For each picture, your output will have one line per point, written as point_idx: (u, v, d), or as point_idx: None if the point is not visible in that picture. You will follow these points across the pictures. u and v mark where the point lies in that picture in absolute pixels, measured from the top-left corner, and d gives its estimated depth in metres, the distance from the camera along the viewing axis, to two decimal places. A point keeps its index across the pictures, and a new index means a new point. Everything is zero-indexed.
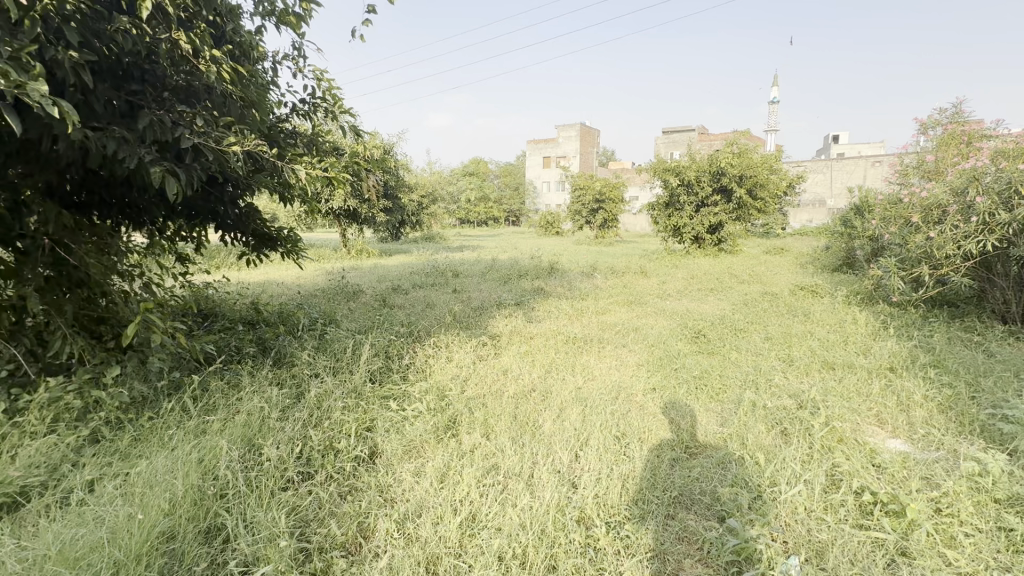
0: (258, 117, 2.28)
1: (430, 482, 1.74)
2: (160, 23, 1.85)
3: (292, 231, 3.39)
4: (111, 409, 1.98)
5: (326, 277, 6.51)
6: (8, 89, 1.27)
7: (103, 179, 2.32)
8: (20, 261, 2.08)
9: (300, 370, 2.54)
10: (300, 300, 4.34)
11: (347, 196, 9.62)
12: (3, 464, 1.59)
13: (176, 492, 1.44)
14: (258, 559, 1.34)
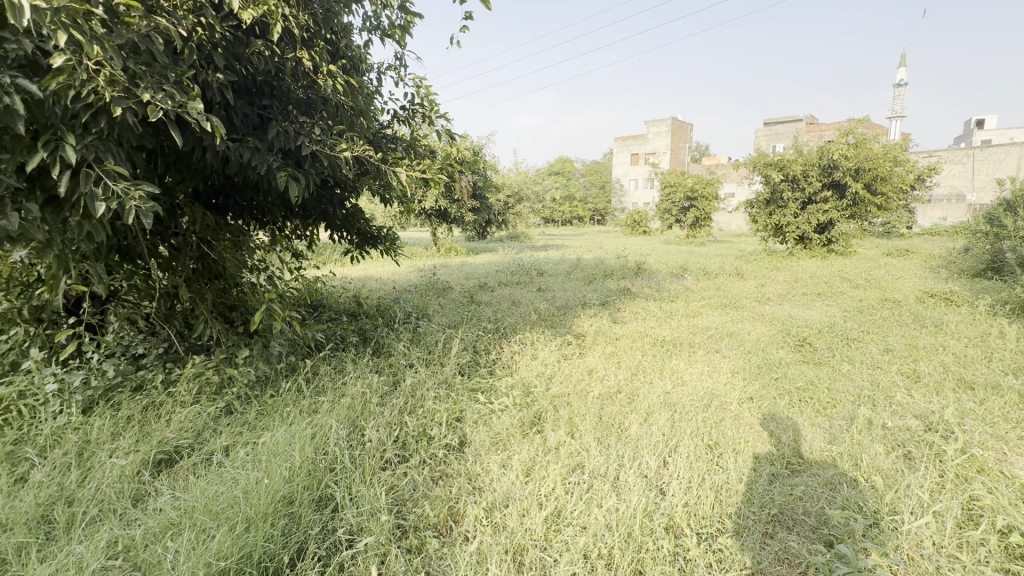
0: (365, 125, 2.48)
1: (516, 475, 1.78)
2: (288, 44, 2.07)
3: (391, 230, 3.63)
4: (241, 385, 2.26)
5: (419, 274, 6.87)
6: (174, 109, 1.49)
7: (237, 184, 2.65)
8: (175, 255, 2.45)
9: (397, 359, 2.72)
10: (396, 295, 4.63)
11: (438, 197, 10.07)
12: (162, 426, 1.89)
13: (295, 462, 1.62)
14: (361, 530, 1.46)
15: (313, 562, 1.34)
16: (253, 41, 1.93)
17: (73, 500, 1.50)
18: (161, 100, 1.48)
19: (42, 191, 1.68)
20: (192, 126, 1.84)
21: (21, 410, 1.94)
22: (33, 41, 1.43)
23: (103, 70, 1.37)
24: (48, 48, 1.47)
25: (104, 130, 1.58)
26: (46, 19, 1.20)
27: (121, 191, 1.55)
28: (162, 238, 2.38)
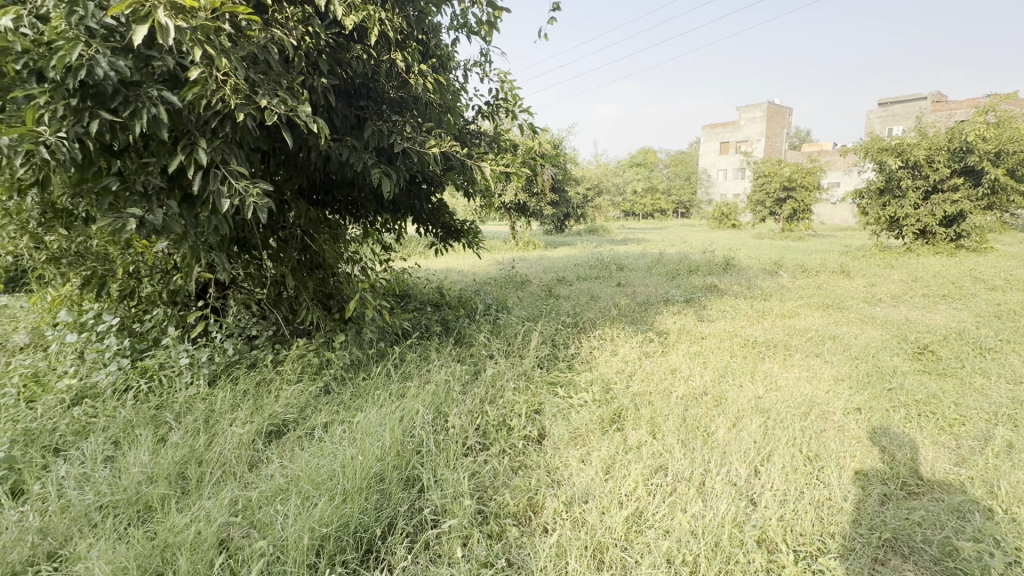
0: (452, 121, 2.55)
1: (596, 472, 1.76)
2: (383, 47, 2.19)
3: (474, 223, 3.72)
4: (338, 368, 2.45)
5: (497, 267, 6.99)
6: (286, 112, 1.63)
7: (336, 181, 2.84)
8: (282, 247, 2.69)
9: (478, 350, 2.79)
10: (476, 287, 4.75)
11: (518, 191, 10.15)
12: (272, 401, 2.09)
13: (386, 442, 1.72)
14: (446, 511, 1.52)
15: (402, 537, 1.42)
16: (353, 47, 2.07)
17: (202, 460, 1.70)
18: (276, 105, 1.62)
19: (180, 189, 1.92)
20: (301, 128, 2.00)
21: (162, 380, 2.24)
22: (174, 58, 1.63)
23: (229, 80, 1.53)
24: (185, 63, 1.67)
25: (228, 134, 1.77)
26: (186, 37, 1.36)
27: (242, 189, 1.73)
28: (272, 231, 2.62)
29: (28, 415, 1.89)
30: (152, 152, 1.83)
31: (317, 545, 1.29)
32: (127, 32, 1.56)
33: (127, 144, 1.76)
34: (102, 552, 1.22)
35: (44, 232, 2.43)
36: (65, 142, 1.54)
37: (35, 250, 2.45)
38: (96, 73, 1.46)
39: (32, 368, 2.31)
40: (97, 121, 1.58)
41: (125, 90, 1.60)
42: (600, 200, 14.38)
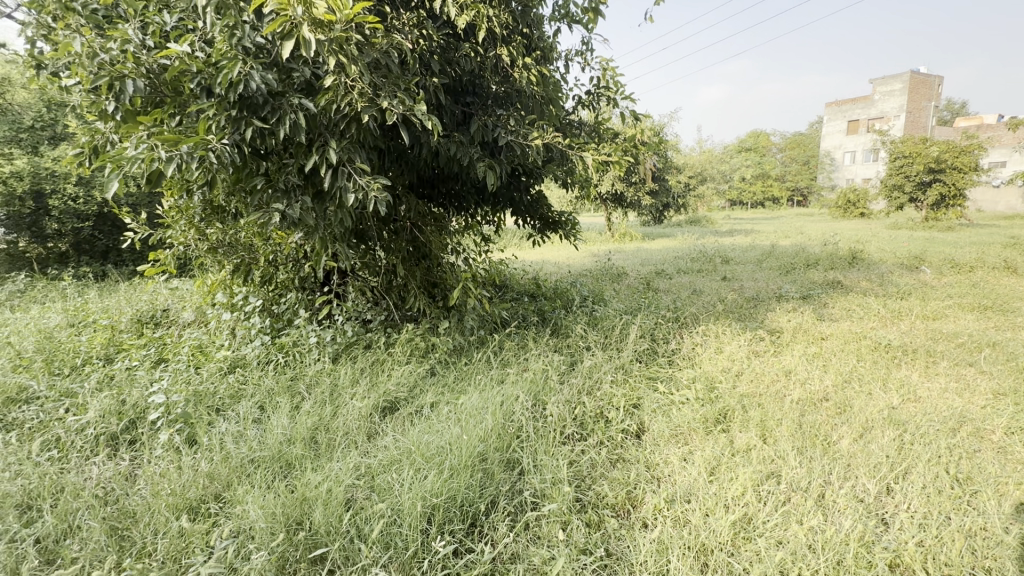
0: (554, 113, 2.56)
1: (699, 472, 1.69)
2: (490, 44, 2.26)
3: (571, 214, 3.70)
4: (443, 352, 2.60)
5: (593, 259, 6.90)
6: (404, 112, 1.76)
7: (442, 175, 3.00)
8: (395, 238, 2.90)
9: (575, 341, 2.80)
10: (572, 279, 4.74)
11: (615, 181, 9.91)
12: (386, 379, 2.28)
13: (489, 424, 1.80)
14: (545, 495, 1.56)
15: (504, 515, 1.48)
16: (462, 46, 2.16)
17: (330, 428, 1.92)
18: (396, 106, 1.75)
19: (312, 186, 2.15)
20: (414, 126, 2.14)
21: (296, 356, 2.55)
22: (310, 69, 1.83)
23: (356, 85, 1.68)
24: (319, 73, 1.87)
25: (353, 135, 1.95)
26: (323, 49, 1.53)
27: (365, 184, 1.90)
28: (386, 224, 2.84)
29: (196, 379, 2.25)
30: (291, 154, 2.08)
31: (428, 513, 1.40)
32: (274, 49, 1.78)
33: (272, 148, 2.01)
34: (255, 498, 1.43)
35: (206, 226, 2.86)
36: (226, 148, 1.80)
37: (199, 241, 2.89)
38: (251, 87, 1.68)
39: (197, 341, 2.74)
40: (251, 129, 1.82)
41: (273, 100, 1.83)
42: (703, 188, 13.54)
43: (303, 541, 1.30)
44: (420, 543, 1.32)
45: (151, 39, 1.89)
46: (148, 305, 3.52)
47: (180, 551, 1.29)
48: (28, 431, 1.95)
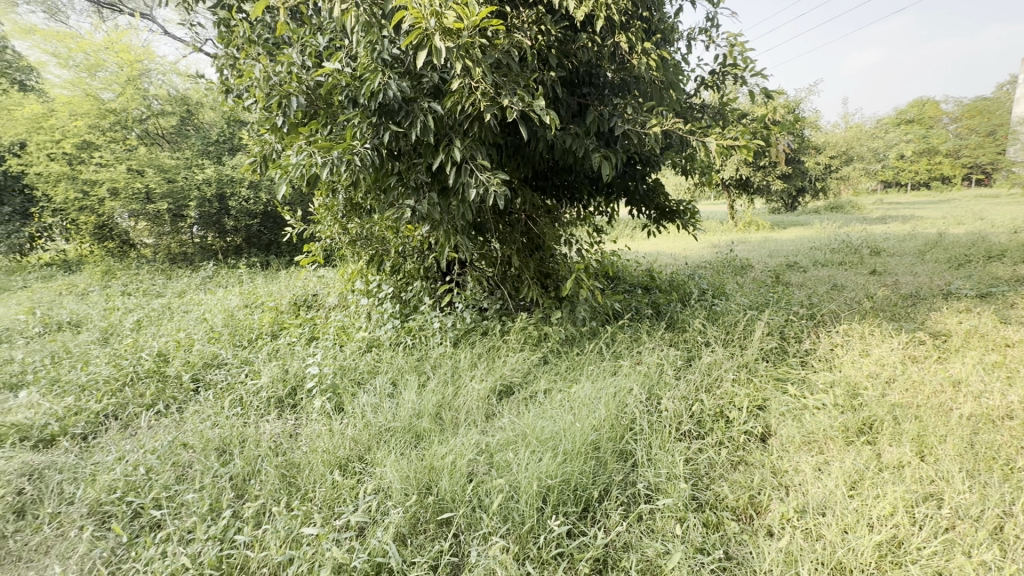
0: (674, 97, 2.45)
1: (836, 485, 1.53)
2: (608, 31, 2.23)
3: (692, 203, 3.51)
4: (555, 342, 2.65)
5: (712, 250, 6.46)
6: (523, 108, 1.82)
7: (556, 167, 3.03)
8: (510, 229, 3.02)
9: (692, 336, 2.67)
10: (689, 272, 4.50)
11: (739, 165, 9.14)
12: (502, 364, 2.40)
13: (601, 414, 1.81)
14: (660, 490, 1.54)
15: (616, 503, 1.49)
16: (580, 37, 2.17)
17: (452, 406, 2.08)
18: (516, 103, 1.82)
19: (438, 183, 2.33)
20: (532, 121, 2.20)
21: (421, 339, 2.79)
22: (438, 74, 1.98)
23: (480, 87, 1.78)
24: (446, 76, 2.01)
25: (475, 134, 2.07)
26: (452, 55, 1.64)
27: (485, 180, 2.02)
28: (502, 216, 2.96)
29: (341, 356, 2.58)
30: (420, 154, 2.26)
31: (543, 492, 1.47)
32: (407, 59, 1.96)
33: (404, 149, 2.22)
34: (391, 462, 1.61)
35: (347, 221, 3.24)
36: (368, 151, 2.03)
37: (342, 234, 3.28)
38: (388, 95, 1.87)
39: (341, 322, 3.12)
40: (388, 133, 2.03)
41: (406, 105, 2.01)
42: (850, 169, 11.88)
43: (432, 504, 1.44)
44: (536, 520, 1.39)
45: (309, 60, 2.19)
46: (302, 291, 4.09)
47: (334, 499, 1.51)
48: (220, 390, 2.40)
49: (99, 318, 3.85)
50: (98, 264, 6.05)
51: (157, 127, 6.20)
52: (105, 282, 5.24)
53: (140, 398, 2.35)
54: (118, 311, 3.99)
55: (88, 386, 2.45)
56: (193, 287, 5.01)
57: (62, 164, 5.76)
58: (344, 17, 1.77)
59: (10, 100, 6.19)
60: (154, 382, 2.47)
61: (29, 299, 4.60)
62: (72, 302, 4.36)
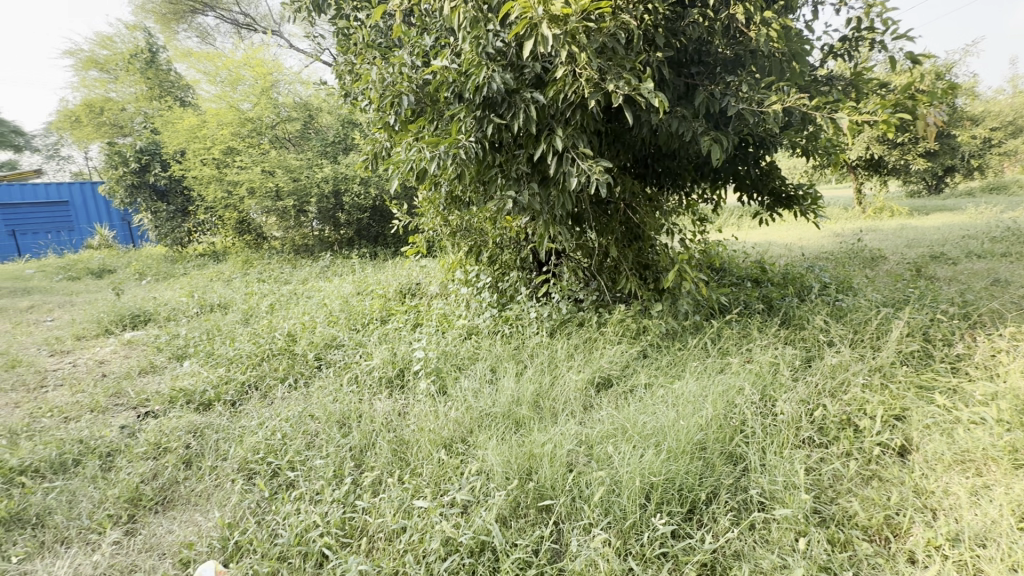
0: (797, 70, 2.22)
1: (1001, 515, 1.30)
2: (722, 4, 2.07)
3: (814, 188, 3.16)
4: (655, 336, 2.55)
5: (834, 240, 5.79)
6: (629, 92, 1.76)
7: (659, 153, 2.90)
8: (608, 219, 2.95)
9: (812, 335, 2.42)
10: (808, 263, 4.07)
11: (870, 143, 8.07)
12: (600, 356, 2.37)
13: (708, 413, 1.72)
14: (776, 498, 1.42)
15: (726, 508, 1.40)
16: (690, 13, 2.04)
17: (550, 395, 2.10)
18: (621, 88, 1.76)
19: (538, 173, 2.34)
20: (637, 105, 2.12)
21: (518, 329, 2.85)
22: (541, 63, 1.97)
23: (584, 74, 1.75)
24: (548, 65, 2.00)
25: (577, 122, 2.05)
26: (558, 43, 1.63)
27: (587, 168, 1.99)
28: (601, 206, 2.90)
29: (444, 342, 2.71)
30: (521, 145, 2.29)
31: (646, 489, 1.43)
32: (511, 50, 1.97)
33: (506, 141, 2.25)
34: (493, 446, 1.67)
35: (449, 214, 3.38)
36: (472, 145, 2.09)
37: (444, 226, 3.43)
38: (493, 88, 1.91)
39: (442, 309, 3.28)
40: (491, 125, 2.08)
41: (510, 98, 2.04)
42: (1019, 142, 9.93)
43: (533, 490, 1.47)
44: (638, 516, 1.36)
45: (418, 60, 2.31)
46: (406, 280, 4.35)
47: (440, 476, 1.60)
48: (339, 369, 2.65)
49: (241, 301, 4.42)
50: (239, 254, 6.97)
51: (285, 130, 6.89)
52: (245, 271, 6.01)
53: (275, 372, 2.67)
54: (255, 295, 4.56)
55: (235, 359, 2.84)
56: (314, 275, 5.56)
57: (211, 167, 6.71)
58: (453, 15, 1.83)
59: (174, 115, 7.29)
60: (286, 358, 2.79)
61: (189, 284, 5.41)
62: (220, 287, 5.06)
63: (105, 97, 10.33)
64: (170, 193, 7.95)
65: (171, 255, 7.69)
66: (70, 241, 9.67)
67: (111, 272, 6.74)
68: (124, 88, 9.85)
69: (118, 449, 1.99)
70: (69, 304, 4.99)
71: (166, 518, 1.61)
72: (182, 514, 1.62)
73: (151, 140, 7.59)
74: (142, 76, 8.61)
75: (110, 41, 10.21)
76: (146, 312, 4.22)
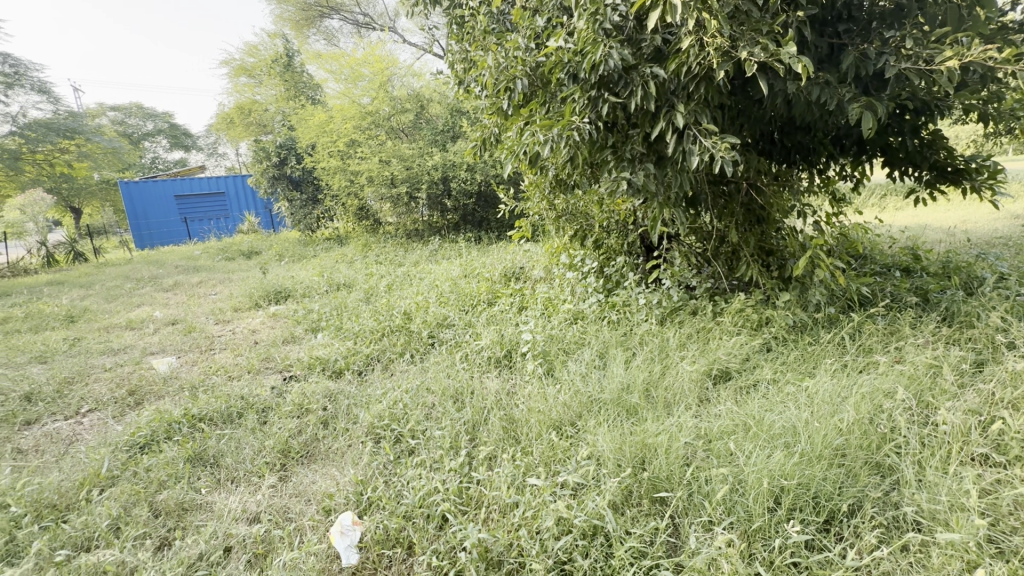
0: (982, 17, 1.85)
1: None
2: None
3: (992, 159, 2.58)
4: (780, 328, 2.33)
5: (1013, 223, 4.81)
6: (766, 58, 1.59)
7: (792, 125, 2.60)
8: (727, 200, 2.73)
9: (985, 335, 2.04)
10: (976, 250, 3.43)
11: None
12: (717, 347, 2.22)
13: (849, 417, 1.54)
14: (936, 519, 1.23)
15: (872, 524, 1.25)
16: None
17: (661, 384, 2.02)
18: (755, 55, 1.60)
19: (654, 153, 2.23)
20: (770, 73, 1.92)
21: (625, 315, 2.78)
22: (661, 35, 1.89)
23: (714, 42, 1.62)
24: (671, 37, 1.89)
25: (701, 95, 1.91)
26: (687, 10, 1.51)
27: (711, 146, 1.86)
28: (720, 186, 2.69)
29: (550, 325, 2.73)
30: (636, 124, 2.19)
31: (775, 492, 1.33)
32: (629, 25, 1.91)
33: (620, 120, 2.18)
34: (604, 432, 1.66)
35: (555, 197, 3.37)
36: (586, 125, 2.06)
37: (549, 210, 3.44)
38: (610, 65, 1.85)
39: (547, 294, 3.30)
40: (606, 104, 2.02)
41: (628, 74, 1.96)
42: None
43: (647, 480, 1.43)
44: (766, 520, 1.26)
45: (533, 42, 2.31)
46: (510, 263, 4.44)
47: (552, 456, 1.62)
48: (451, 347, 2.80)
49: (362, 281, 4.84)
50: (360, 238, 7.62)
51: (399, 122, 7.30)
52: (365, 253, 6.56)
53: (394, 347, 2.89)
54: (375, 276, 4.97)
55: (360, 334, 3.12)
56: (424, 258, 5.90)
57: (337, 159, 7.39)
58: None
59: (306, 112, 8.10)
60: (403, 335, 3.00)
61: (319, 264, 6.04)
62: (345, 268, 5.59)
63: (252, 100, 11.80)
64: (304, 183, 8.89)
65: (303, 239, 8.64)
66: (227, 227, 11.31)
67: (257, 253, 7.75)
68: (267, 90, 11.15)
69: (270, 406, 2.30)
70: (228, 280, 5.84)
71: (310, 469, 1.83)
72: (322, 467, 1.82)
73: (289, 137, 8.54)
74: (281, 79, 9.66)
75: (256, 50, 11.57)
76: (287, 289, 4.79)
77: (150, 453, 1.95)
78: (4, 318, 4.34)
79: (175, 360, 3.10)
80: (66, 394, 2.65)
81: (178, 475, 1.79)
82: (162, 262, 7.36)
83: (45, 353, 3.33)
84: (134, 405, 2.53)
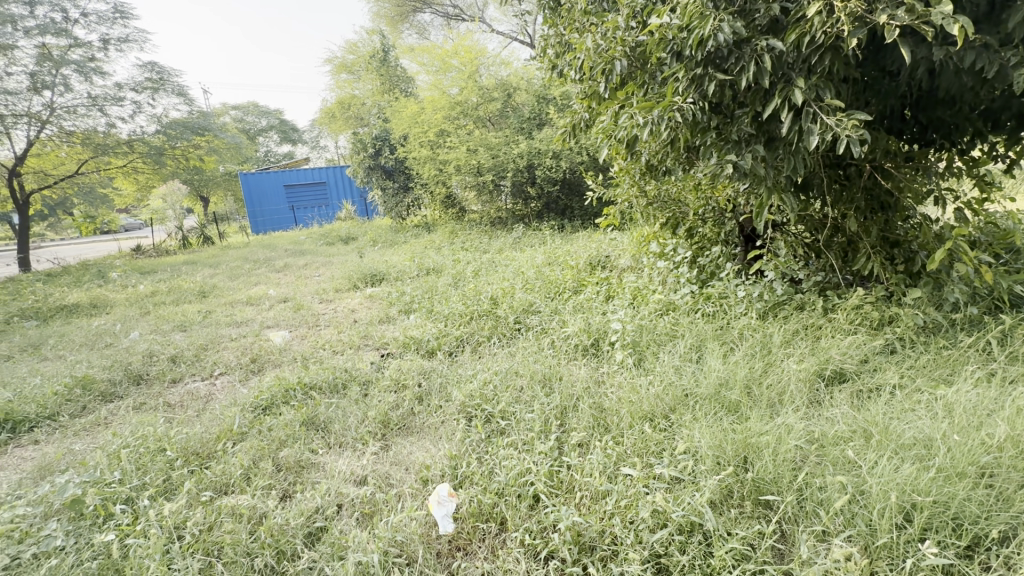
0: None
1: None
2: None
3: None
4: (908, 328, 2.07)
5: None
6: (910, 21, 1.41)
7: (932, 98, 2.28)
8: (846, 184, 2.47)
9: None
10: None
11: None
12: (830, 345, 2.03)
13: (999, 432, 1.34)
14: None
15: None
16: None
17: (764, 382, 1.89)
18: (897, 18, 1.42)
19: (765, 134, 2.06)
20: (912, 38, 1.69)
21: (721, 307, 2.63)
22: (780, 3, 1.74)
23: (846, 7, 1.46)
24: (790, 5, 1.74)
25: (826, 68, 1.73)
26: None
27: (836, 123, 1.68)
28: (838, 169, 2.44)
29: (640, 315, 2.66)
30: (745, 103, 2.05)
31: (905, 508, 1.19)
32: None
33: (727, 100, 2.05)
34: (701, 428, 1.59)
35: (646, 183, 3.26)
36: (689, 106, 1.96)
37: (639, 197, 3.32)
38: (720, 40, 1.72)
39: (635, 283, 3.21)
40: (712, 83, 1.90)
41: (739, 49, 1.83)
42: None
43: (751, 482, 1.35)
44: (893, 538, 1.14)
45: (632, 22, 2.18)
46: (596, 251, 4.36)
47: (645, 448, 1.59)
48: (537, 333, 2.83)
49: (450, 266, 5.02)
50: (447, 225, 7.89)
51: (486, 111, 7.40)
52: (451, 240, 6.79)
53: (482, 331, 2.98)
54: (461, 262, 5.13)
55: (449, 316, 3.25)
56: (508, 245, 5.98)
57: (427, 149, 7.68)
58: None
59: (400, 104, 8.50)
60: (491, 319, 3.08)
61: (410, 250, 6.36)
62: (433, 254, 5.83)
63: (351, 95, 12.57)
64: (396, 172, 9.36)
65: (395, 225, 9.13)
66: (328, 214, 12.24)
67: (354, 238, 8.32)
68: (365, 85, 11.82)
69: (370, 380, 2.48)
70: (329, 263, 6.35)
71: (407, 439, 1.95)
72: (418, 440, 1.93)
73: (383, 128, 9.02)
74: (377, 73, 10.20)
75: (355, 47, 12.30)
76: (381, 272, 5.10)
77: (271, 414, 2.19)
78: (154, 291, 5.06)
79: (288, 334, 3.44)
80: (203, 358, 3.04)
81: (296, 436, 1.98)
82: (274, 245, 8.14)
83: (185, 322, 3.84)
84: (256, 370, 2.85)
